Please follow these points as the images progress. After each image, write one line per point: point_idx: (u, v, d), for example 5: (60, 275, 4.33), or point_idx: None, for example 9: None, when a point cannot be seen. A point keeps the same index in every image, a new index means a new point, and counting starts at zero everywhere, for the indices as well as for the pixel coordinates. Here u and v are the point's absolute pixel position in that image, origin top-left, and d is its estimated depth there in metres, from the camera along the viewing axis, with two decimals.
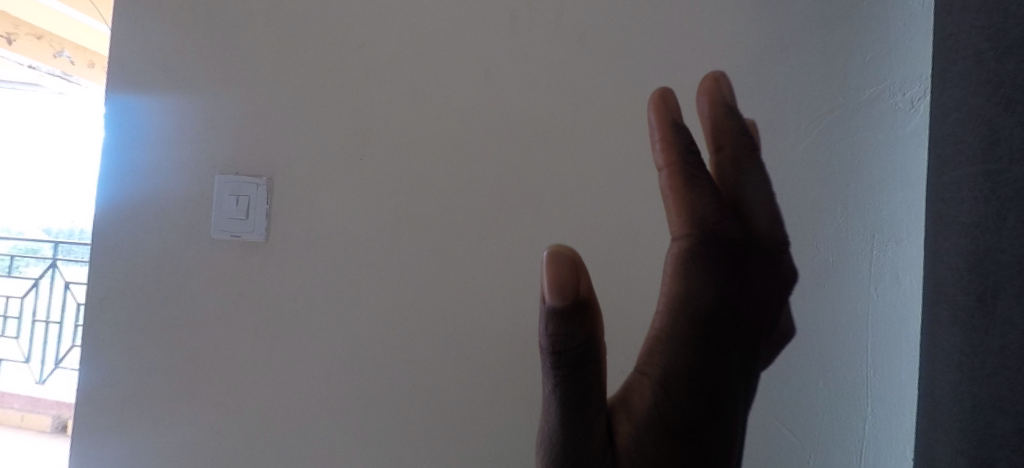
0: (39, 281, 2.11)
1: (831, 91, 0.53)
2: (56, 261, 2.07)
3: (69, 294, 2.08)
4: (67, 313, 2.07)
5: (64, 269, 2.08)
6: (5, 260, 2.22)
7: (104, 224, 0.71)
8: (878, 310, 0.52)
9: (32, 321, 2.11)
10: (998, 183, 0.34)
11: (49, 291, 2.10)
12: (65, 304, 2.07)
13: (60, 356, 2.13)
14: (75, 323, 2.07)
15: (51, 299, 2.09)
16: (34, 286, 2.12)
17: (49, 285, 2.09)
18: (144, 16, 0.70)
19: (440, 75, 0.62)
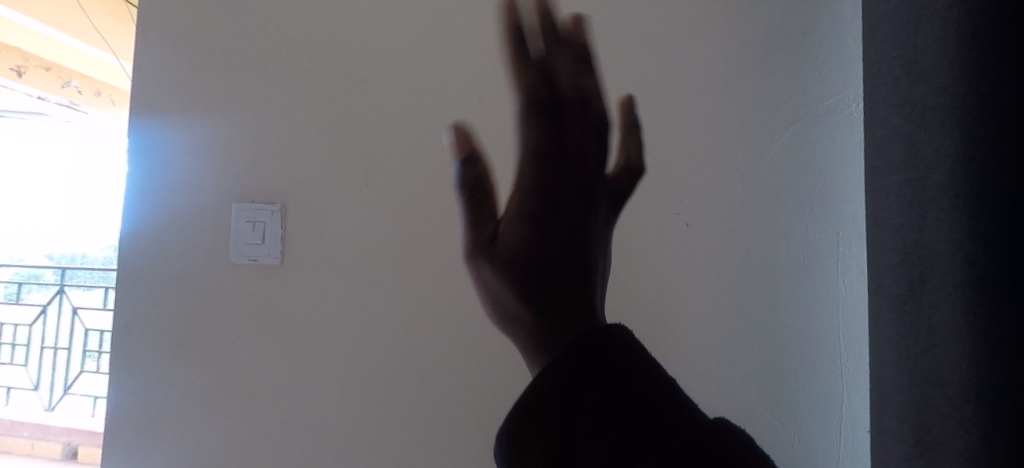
0: (48, 307, 2.18)
1: (794, 104, 0.58)
2: (64, 287, 2.13)
3: (78, 319, 2.13)
4: (76, 339, 2.13)
5: (71, 294, 2.13)
6: (11, 287, 2.24)
7: (129, 250, 0.76)
8: (845, 302, 0.56)
9: (41, 348, 2.18)
10: (919, 189, 0.35)
11: (58, 316, 2.16)
12: (74, 331, 2.14)
13: (69, 382, 2.18)
14: (83, 349, 2.13)
15: (59, 325, 2.16)
16: (40, 314, 2.19)
17: (57, 311, 2.16)
18: (162, 58, 0.76)
19: (438, 104, 0.68)
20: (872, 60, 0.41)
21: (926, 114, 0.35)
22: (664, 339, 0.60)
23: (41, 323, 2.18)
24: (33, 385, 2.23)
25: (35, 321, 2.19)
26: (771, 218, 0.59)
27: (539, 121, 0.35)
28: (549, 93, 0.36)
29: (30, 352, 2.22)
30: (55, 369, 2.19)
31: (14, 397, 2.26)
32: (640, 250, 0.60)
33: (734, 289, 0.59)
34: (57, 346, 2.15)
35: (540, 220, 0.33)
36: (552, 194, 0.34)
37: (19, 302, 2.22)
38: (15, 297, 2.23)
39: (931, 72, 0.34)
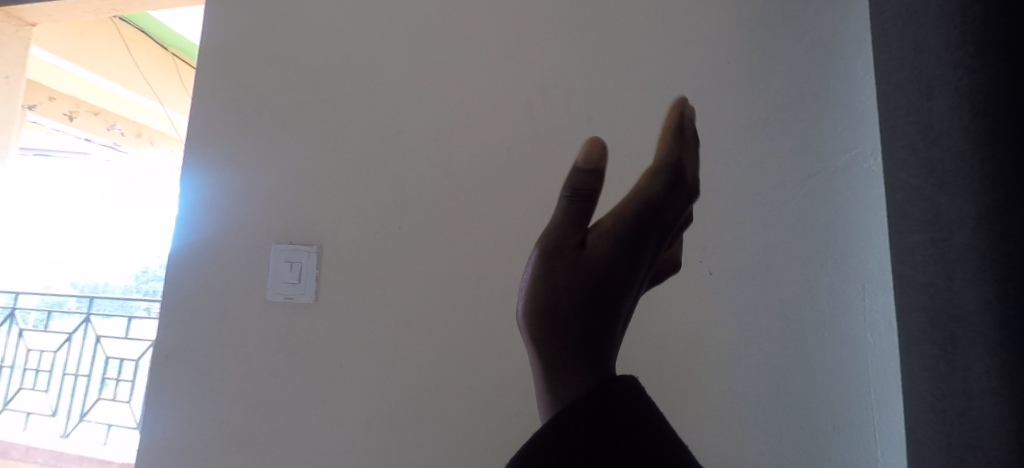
0: (72, 335, 2.18)
1: (814, 158, 0.60)
2: (91, 315, 2.14)
3: (100, 347, 2.14)
4: (96, 367, 2.14)
5: (96, 323, 2.15)
6: (37, 314, 2.22)
7: (173, 287, 0.80)
8: (872, 356, 0.56)
9: (63, 374, 2.19)
10: (944, 249, 0.36)
11: (82, 344, 2.17)
12: (95, 359, 2.15)
13: (86, 409, 2.15)
14: (102, 376, 2.15)
15: (83, 353, 2.17)
16: (66, 341, 2.19)
17: (82, 339, 2.17)
18: (215, 110, 0.83)
19: (467, 152, 0.71)
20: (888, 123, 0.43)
21: (945, 178, 0.36)
22: (689, 386, 0.61)
23: (64, 350, 2.20)
24: (49, 411, 2.19)
25: (59, 347, 2.20)
26: (794, 269, 0.59)
27: (591, 185, 0.28)
28: (599, 183, 0.28)
29: (51, 379, 2.21)
30: (72, 395, 2.18)
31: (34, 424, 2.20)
32: (664, 298, 0.62)
33: (759, 339, 0.59)
34: (77, 373, 2.17)
35: (582, 283, 0.27)
36: (601, 273, 0.27)
37: (46, 329, 2.22)
38: (41, 325, 2.22)
39: (946, 138, 0.36)
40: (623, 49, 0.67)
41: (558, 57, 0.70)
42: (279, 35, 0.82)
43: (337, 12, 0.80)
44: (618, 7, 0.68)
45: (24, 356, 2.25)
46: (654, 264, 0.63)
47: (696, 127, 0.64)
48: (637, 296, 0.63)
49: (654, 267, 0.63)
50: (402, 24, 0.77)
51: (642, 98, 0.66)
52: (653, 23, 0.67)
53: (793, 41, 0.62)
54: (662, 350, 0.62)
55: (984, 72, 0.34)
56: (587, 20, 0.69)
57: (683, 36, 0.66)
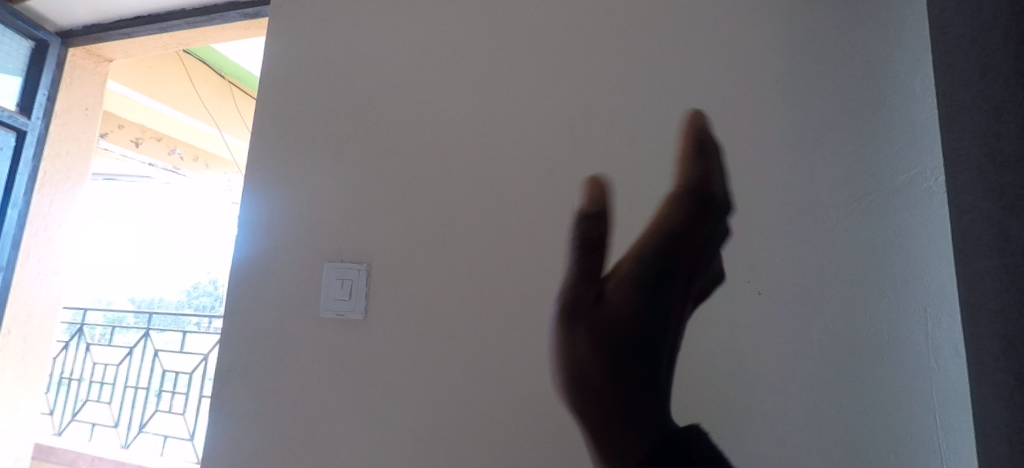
0: (132, 350, 2.30)
1: (867, 177, 0.58)
2: (150, 331, 2.27)
3: (157, 361, 2.26)
4: (154, 381, 2.27)
5: (155, 338, 2.27)
6: (103, 329, 2.37)
7: (233, 303, 0.85)
8: (938, 384, 0.53)
9: (124, 387, 2.31)
10: (1015, 274, 0.35)
11: (141, 358, 2.29)
12: (153, 371, 2.27)
13: (144, 421, 2.26)
14: (159, 390, 2.26)
15: (142, 366, 2.28)
16: (126, 355, 2.31)
17: (141, 353, 2.29)
18: (274, 137, 0.88)
19: (511, 174, 0.73)
20: (950, 145, 0.42)
21: (1015, 202, 0.35)
22: (741, 410, 0.59)
23: (126, 364, 2.31)
24: (112, 423, 2.30)
25: (122, 361, 2.32)
26: (850, 291, 0.58)
27: None
28: None
29: (114, 391, 2.33)
30: (133, 408, 2.29)
31: (98, 436, 2.30)
32: (713, 319, 0.62)
33: (814, 364, 0.58)
34: (137, 385, 2.29)
35: None
36: None
37: (112, 344, 2.36)
38: (107, 339, 2.37)
39: (1016, 161, 0.35)
40: (667, 70, 0.68)
41: (601, 79, 0.71)
42: (334, 65, 0.87)
43: (388, 42, 0.84)
44: (661, 30, 0.69)
45: (89, 368, 2.38)
46: (700, 284, 0.63)
47: (742, 146, 0.64)
48: (683, 317, 0.63)
49: (700, 287, 0.63)
50: (449, 52, 0.80)
51: (686, 117, 0.66)
52: (697, 44, 0.67)
53: (841, 60, 0.61)
54: (712, 372, 0.61)
55: None
56: (630, 43, 0.71)
57: (728, 56, 0.66)
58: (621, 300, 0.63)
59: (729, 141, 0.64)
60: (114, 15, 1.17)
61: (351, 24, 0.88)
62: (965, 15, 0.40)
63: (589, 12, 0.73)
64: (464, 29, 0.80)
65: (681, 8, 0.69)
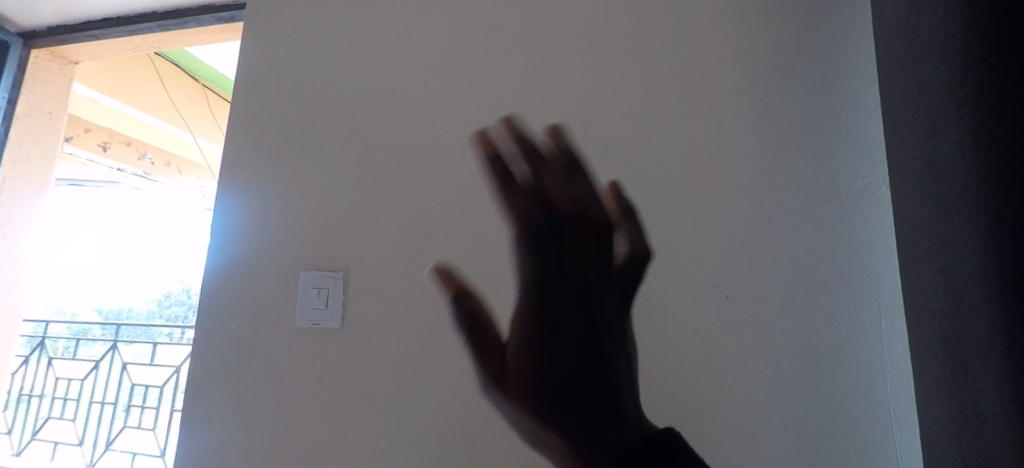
0: (99, 364, 2.18)
1: (825, 186, 0.62)
2: (117, 343, 2.18)
3: (126, 375, 2.17)
4: (122, 395, 2.18)
5: (123, 350, 2.17)
6: (67, 342, 2.23)
7: (206, 313, 0.84)
8: (891, 381, 0.56)
9: (89, 403, 2.21)
10: (953, 278, 0.38)
11: (107, 372, 2.19)
12: (121, 386, 2.18)
13: (111, 438, 2.21)
14: (128, 404, 2.18)
15: (108, 381, 2.19)
16: (92, 369, 2.19)
17: (107, 367, 2.19)
18: (249, 144, 0.87)
19: (488, 181, 0.74)
20: (894, 156, 0.45)
21: (950, 209, 0.38)
22: (710, 412, 0.61)
23: (91, 378, 2.19)
24: (76, 441, 2.23)
25: (85, 376, 2.19)
26: (811, 293, 0.60)
27: (532, 246, 0.34)
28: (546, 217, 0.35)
29: (78, 407, 2.24)
30: (98, 425, 2.22)
31: (58, 455, 2.21)
32: (682, 322, 0.64)
33: (778, 365, 0.60)
34: (103, 401, 2.20)
35: (544, 347, 0.33)
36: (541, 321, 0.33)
37: (75, 357, 2.22)
38: (72, 353, 2.22)
39: (950, 173, 0.38)
40: (639, 82, 0.71)
41: (575, 89, 0.73)
42: (311, 71, 0.87)
43: (366, 50, 0.85)
44: (633, 43, 0.72)
45: (50, 384, 2.24)
46: (671, 289, 0.65)
47: (710, 155, 0.66)
48: (656, 321, 0.65)
49: (671, 292, 0.65)
50: (427, 60, 0.81)
51: (656, 127, 0.69)
52: (667, 57, 0.70)
53: (800, 74, 0.65)
54: (681, 374, 0.63)
55: (984, 111, 0.36)
56: (604, 54, 0.73)
57: (697, 69, 0.69)
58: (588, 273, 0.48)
59: (697, 151, 0.67)
60: (80, 16, 1.14)
61: (328, 31, 0.88)
62: (906, 37, 0.43)
63: (564, 24, 0.75)
64: (442, 38, 0.81)
65: (652, 22, 0.72)
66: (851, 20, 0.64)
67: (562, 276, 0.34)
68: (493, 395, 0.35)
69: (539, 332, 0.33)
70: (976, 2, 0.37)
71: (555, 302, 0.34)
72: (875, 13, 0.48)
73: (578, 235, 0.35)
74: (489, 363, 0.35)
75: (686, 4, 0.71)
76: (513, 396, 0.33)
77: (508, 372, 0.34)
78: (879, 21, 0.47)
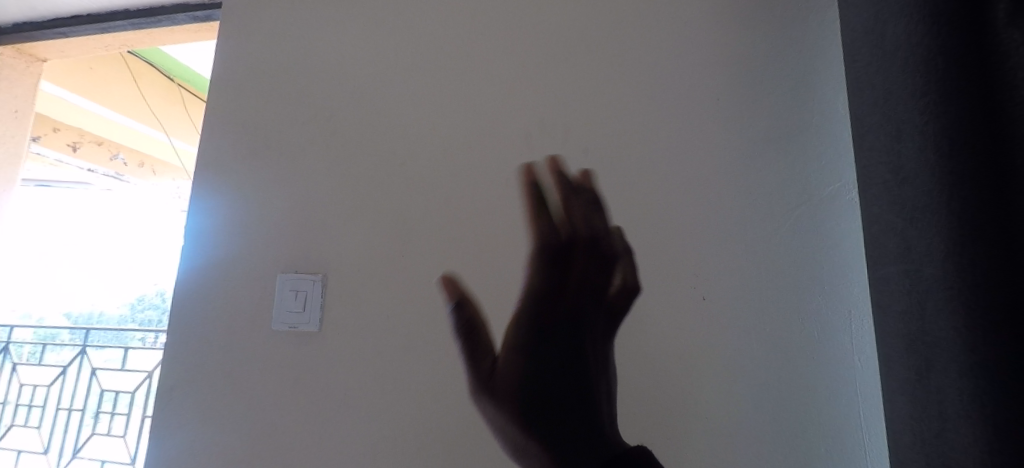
0: (67, 368, 2.13)
1: (798, 189, 0.63)
2: (87, 347, 2.12)
3: (96, 380, 2.11)
4: (90, 401, 2.11)
5: (92, 355, 2.12)
6: (34, 347, 2.16)
7: (179, 317, 0.82)
8: (860, 381, 0.58)
9: (54, 409, 2.13)
10: (917, 280, 0.39)
11: (77, 377, 2.13)
12: (90, 392, 2.12)
13: (79, 446, 2.13)
14: (96, 411, 2.11)
15: (76, 387, 2.13)
16: (60, 375, 2.14)
17: (77, 372, 2.14)
18: (225, 145, 0.86)
19: (469, 182, 0.74)
20: (861, 161, 0.46)
21: (915, 213, 0.39)
22: (688, 411, 0.62)
23: (58, 384, 2.14)
24: (41, 449, 2.14)
25: (53, 382, 2.15)
26: (784, 294, 0.62)
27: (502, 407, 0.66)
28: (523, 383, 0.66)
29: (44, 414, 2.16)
30: (65, 431, 2.13)
31: (24, 463, 2.14)
32: (660, 323, 0.65)
33: (753, 365, 0.61)
34: (71, 407, 2.12)
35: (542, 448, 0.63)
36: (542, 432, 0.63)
37: (41, 363, 2.16)
38: (37, 359, 2.16)
39: (914, 178, 0.39)
40: (618, 86, 0.71)
41: (555, 92, 0.73)
42: (289, 71, 0.86)
43: (345, 50, 0.84)
44: (612, 47, 0.73)
45: (16, 391, 2.17)
46: (649, 291, 0.66)
47: (686, 158, 0.67)
48: (635, 322, 0.65)
49: (650, 294, 0.66)
50: (406, 62, 0.81)
51: (635, 131, 0.70)
52: (645, 61, 0.71)
53: (774, 81, 0.66)
54: (659, 375, 0.64)
55: (946, 118, 0.38)
56: (582, 58, 0.73)
57: (674, 73, 0.70)
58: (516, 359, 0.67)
59: (675, 154, 0.68)
60: (49, 13, 1.11)
61: (306, 31, 0.87)
62: (872, 45, 0.44)
63: (544, 27, 0.76)
64: (422, 40, 0.81)
65: (631, 26, 0.72)
66: (823, 27, 0.66)
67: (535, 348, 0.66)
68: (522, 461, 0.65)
69: (519, 363, 0.66)
70: (938, 13, 0.39)
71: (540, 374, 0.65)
72: (844, 22, 0.49)
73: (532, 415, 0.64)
74: (499, 363, 0.68)
75: (664, 9, 0.72)
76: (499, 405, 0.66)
77: (506, 421, 0.66)
78: (847, 29, 0.48)
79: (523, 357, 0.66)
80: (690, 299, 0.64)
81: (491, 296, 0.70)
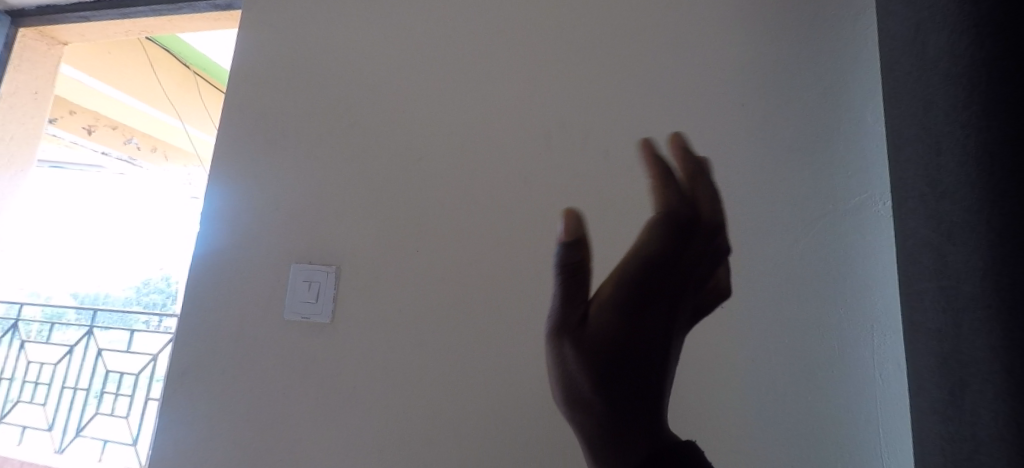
0: (74, 348, 2.15)
1: (823, 198, 0.62)
2: (93, 328, 2.13)
3: (101, 360, 2.12)
4: (94, 381, 2.13)
5: (98, 335, 2.13)
6: (42, 326, 2.17)
7: (192, 303, 0.82)
8: (882, 396, 0.57)
9: (61, 387, 2.15)
10: (953, 299, 0.38)
11: (83, 357, 2.15)
12: (95, 372, 2.13)
13: (82, 424, 2.13)
14: (100, 391, 2.13)
15: (82, 366, 2.14)
16: (67, 354, 2.16)
17: (82, 352, 2.15)
18: (243, 133, 0.86)
19: (486, 179, 0.74)
20: (897, 175, 0.45)
21: (953, 229, 0.38)
22: (702, 419, 0.61)
23: (65, 362, 2.16)
24: (45, 425, 2.15)
25: (60, 360, 2.16)
26: (804, 305, 0.61)
27: None
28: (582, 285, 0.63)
29: (50, 391, 2.17)
30: (70, 410, 2.15)
31: (29, 439, 2.14)
32: (677, 330, 0.64)
33: (771, 375, 0.60)
34: (76, 386, 2.14)
35: None
36: None
37: (49, 341, 2.18)
38: (45, 337, 2.18)
39: (952, 191, 0.38)
40: (640, 87, 0.70)
41: (580, 91, 0.72)
42: (308, 62, 0.86)
43: (368, 43, 0.83)
44: (639, 47, 0.71)
45: (23, 367, 2.19)
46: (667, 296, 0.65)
47: (710, 164, 0.66)
48: None
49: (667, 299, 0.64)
50: (430, 55, 0.80)
51: (657, 134, 0.69)
52: (669, 62, 0.70)
53: (799, 88, 0.65)
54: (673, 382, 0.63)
55: (988, 131, 0.37)
56: (608, 58, 0.72)
57: (698, 77, 0.69)
58: None
59: (697, 158, 0.67)
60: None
61: (328, 22, 0.87)
62: (913, 55, 0.43)
63: (570, 25, 0.75)
64: (444, 34, 0.80)
65: (656, 28, 0.71)
66: (858, 36, 0.64)
67: None
68: None
69: None
70: (983, 24, 0.38)
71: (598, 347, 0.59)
72: (881, 30, 0.48)
73: None
74: None
75: (694, 11, 0.70)
76: None
77: None
78: (886, 37, 0.47)
79: None
80: (707, 306, 0.63)
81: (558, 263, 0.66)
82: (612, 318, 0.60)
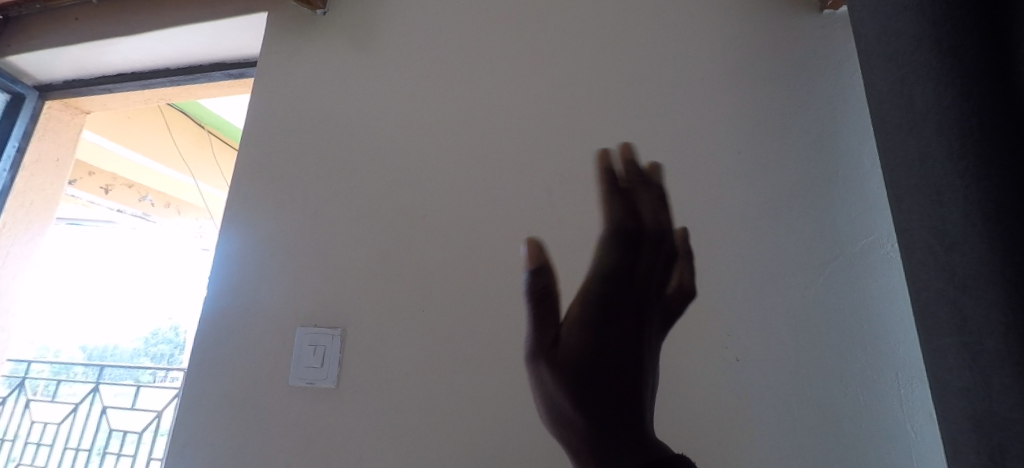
0: (78, 406, 2.11)
1: (831, 245, 0.61)
2: (99, 384, 2.09)
3: (105, 418, 2.09)
4: (97, 441, 2.09)
5: (104, 392, 2.09)
6: (49, 382, 2.13)
7: (195, 367, 0.81)
8: (914, 451, 0.54)
9: (63, 448, 2.12)
10: (978, 359, 0.32)
11: (87, 414, 2.11)
12: (98, 431, 2.10)
13: None
14: (102, 451, 2.08)
15: (86, 424, 2.12)
16: (71, 412, 2.13)
17: (87, 409, 2.11)
18: (252, 196, 0.87)
19: (492, 235, 0.74)
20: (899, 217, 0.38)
21: (967, 282, 0.32)
22: None
23: (69, 421, 2.13)
24: None
25: (64, 418, 2.13)
26: (822, 356, 0.59)
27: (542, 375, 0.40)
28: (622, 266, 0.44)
29: (51, 452, 2.13)
30: None
31: None
32: (692, 386, 0.61)
33: (794, 432, 0.57)
34: (78, 447, 2.11)
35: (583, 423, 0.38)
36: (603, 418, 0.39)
37: (55, 399, 2.14)
38: (51, 394, 2.14)
39: (963, 244, 0.32)
40: (640, 139, 0.71)
41: (579, 145, 0.74)
42: (316, 127, 0.89)
43: (373, 106, 0.87)
44: (634, 100, 0.73)
45: (27, 427, 2.16)
46: (682, 351, 0.62)
47: (713, 213, 0.66)
48: (664, 384, 0.62)
49: (682, 354, 0.62)
50: (433, 115, 0.83)
51: None
52: (665, 115, 0.71)
53: (796, 136, 0.66)
54: (691, 442, 0.59)
55: (992, 176, 0.31)
56: (604, 113, 0.74)
57: (696, 128, 0.70)
58: (575, 335, 0.40)
59: (699, 207, 0.67)
60: (97, 71, 1.18)
61: (335, 88, 0.90)
62: (896, 86, 0.37)
63: (567, 83, 0.77)
64: (446, 96, 0.83)
65: (651, 83, 0.73)
66: (848, 83, 0.66)
67: (595, 342, 0.40)
68: (539, 369, 0.40)
69: (583, 344, 0.40)
70: (968, 59, 0.32)
71: (594, 348, 0.40)
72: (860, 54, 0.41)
73: (563, 347, 0.40)
74: (544, 337, 0.41)
75: (686, 65, 0.73)
76: (553, 382, 0.40)
77: (557, 352, 0.40)
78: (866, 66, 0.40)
79: (585, 339, 0.40)
80: (721, 360, 0.61)
81: (525, 289, 0.44)
82: (585, 317, 0.41)
